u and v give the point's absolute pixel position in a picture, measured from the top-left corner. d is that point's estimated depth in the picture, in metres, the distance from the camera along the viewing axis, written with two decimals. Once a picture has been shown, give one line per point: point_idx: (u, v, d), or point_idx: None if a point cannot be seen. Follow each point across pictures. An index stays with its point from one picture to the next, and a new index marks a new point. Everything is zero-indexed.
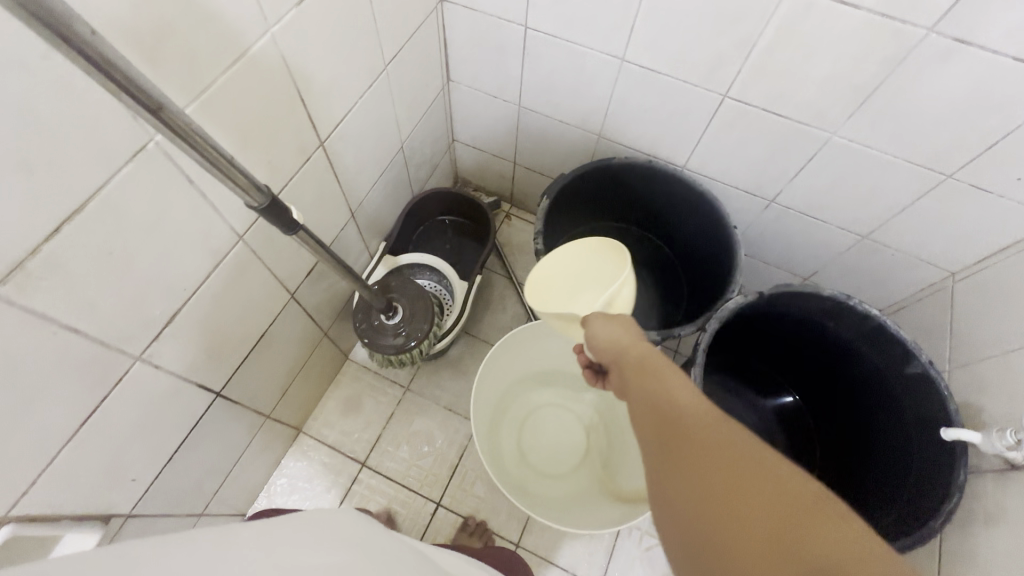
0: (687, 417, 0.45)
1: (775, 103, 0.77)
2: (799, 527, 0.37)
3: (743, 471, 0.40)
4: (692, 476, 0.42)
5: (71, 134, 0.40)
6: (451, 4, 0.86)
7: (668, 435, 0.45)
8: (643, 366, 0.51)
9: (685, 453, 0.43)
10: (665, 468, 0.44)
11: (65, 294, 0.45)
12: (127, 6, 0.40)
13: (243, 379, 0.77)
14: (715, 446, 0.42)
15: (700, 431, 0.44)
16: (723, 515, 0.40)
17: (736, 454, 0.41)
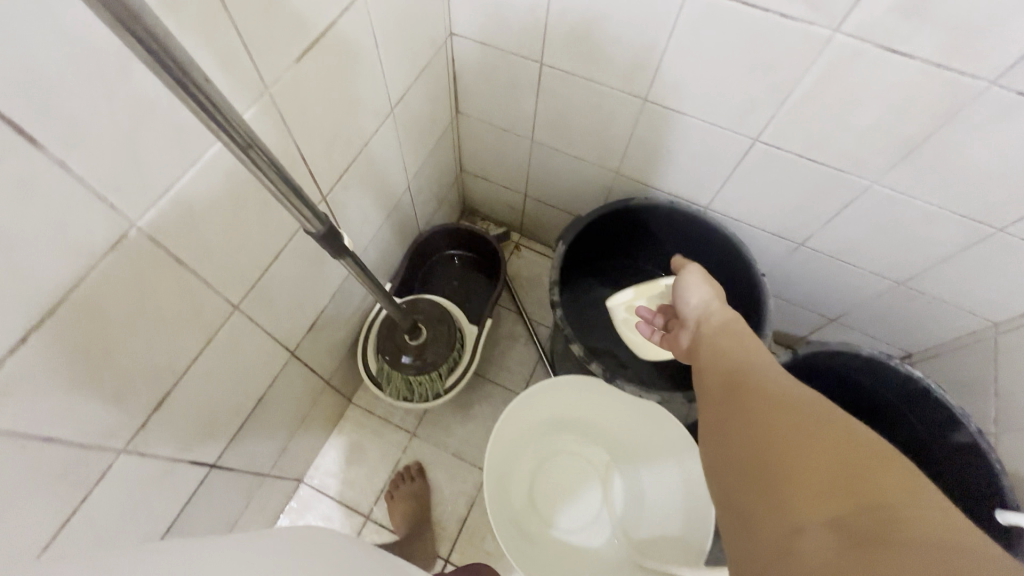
0: (769, 361, 0.45)
1: (811, 149, 0.71)
2: (866, 461, 0.33)
3: (820, 404, 0.38)
4: (754, 391, 0.42)
5: (38, 236, 0.35)
6: (461, 38, 0.81)
7: (744, 368, 0.45)
8: (738, 326, 0.53)
9: (755, 378, 0.43)
10: (728, 387, 0.45)
11: (33, 405, 0.40)
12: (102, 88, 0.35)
13: (240, 444, 0.72)
14: (792, 384, 0.41)
15: (781, 372, 0.43)
16: (777, 423, 0.37)
17: (812, 395, 0.39)
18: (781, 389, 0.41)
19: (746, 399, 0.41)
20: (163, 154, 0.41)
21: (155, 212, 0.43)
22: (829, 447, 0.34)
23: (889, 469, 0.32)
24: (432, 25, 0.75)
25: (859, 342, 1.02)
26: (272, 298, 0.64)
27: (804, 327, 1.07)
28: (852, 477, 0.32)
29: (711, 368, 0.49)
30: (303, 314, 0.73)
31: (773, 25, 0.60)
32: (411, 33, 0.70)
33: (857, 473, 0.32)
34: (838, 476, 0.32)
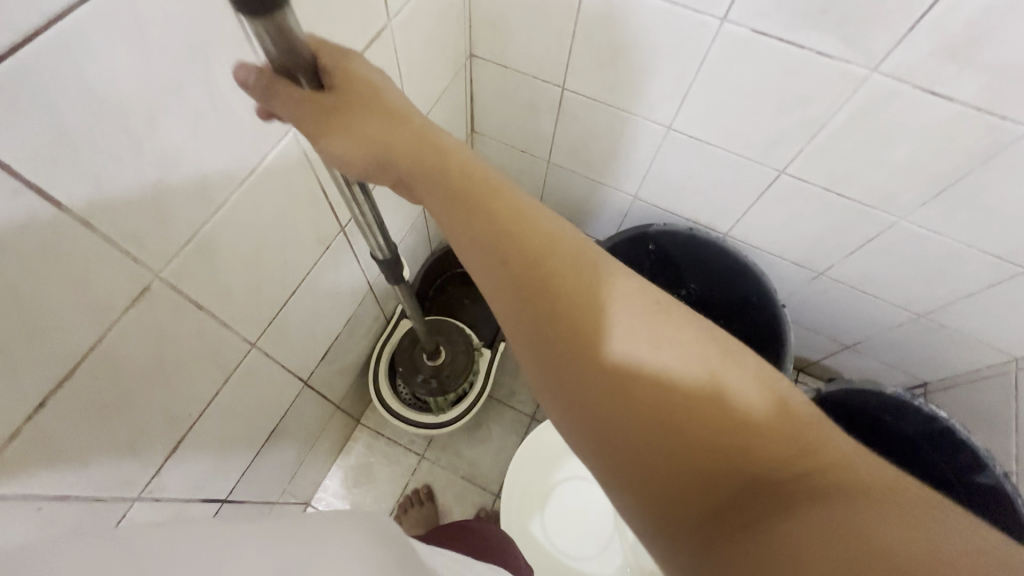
0: (569, 250, 0.36)
1: (838, 184, 0.70)
2: (761, 440, 0.31)
3: (661, 339, 0.33)
4: (584, 327, 0.34)
5: (60, 300, 0.33)
6: (481, 60, 0.79)
7: (543, 271, 0.35)
8: (482, 176, 0.38)
9: (577, 298, 0.35)
10: (539, 316, 0.35)
11: (47, 466, 0.38)
12: (131, 146, 0.33)
13: (252, 476, 0.70)
14: (617, 302, 0.35)
15: (590, 271, 0.35)
16: (634, 385, 0.33)
17: (645, 316, 0.34)
18: (613, 317, 0.34)
19: (579, 343, 0.34)
20: (186, 201, 0.39)
21: (178, 260, 0.41)
22: (730, 442, 0.31)
23: (755, 407, 0.32)
24: (453, 48, 0.73)
25: (874, 369, 1.01)
26: (288, 331, 0.62)
27: (819, 352, 1.06)
28: (770, 466, 0.30)
29: (494, 275, 0.36)
30: (317, 344, 0.71)
31: (808, 61, 0.58)
32: (433, 57, 0.68)
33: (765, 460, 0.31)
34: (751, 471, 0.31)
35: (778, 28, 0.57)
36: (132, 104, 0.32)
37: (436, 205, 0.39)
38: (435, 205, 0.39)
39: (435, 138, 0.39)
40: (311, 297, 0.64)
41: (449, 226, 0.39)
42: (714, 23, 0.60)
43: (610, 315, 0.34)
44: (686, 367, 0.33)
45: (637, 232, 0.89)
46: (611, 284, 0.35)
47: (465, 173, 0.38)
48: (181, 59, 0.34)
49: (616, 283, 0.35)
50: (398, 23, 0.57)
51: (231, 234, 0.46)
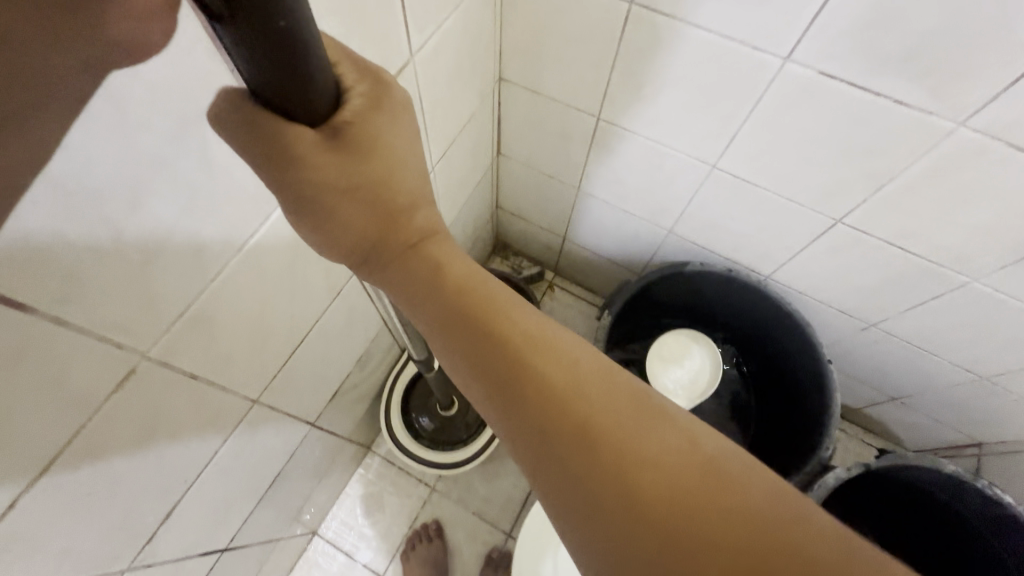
0: (592, 374, 0.32)
1: (903, 239, 0.63)
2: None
3: (707, 484, 0.29)
4: (625, 474, 0.29)
5: (29, 403, 0.30)
6: (510, 84, 0.73)
7: (570, 404, 0.31)
8: (490, 292, 0.34)
9: (609, 434, 0.30)
10: (570, 461, 0.30)
11: (26, 559, 0.36)
12: (110, 233, 0.29)
13: (255, 520, 0.68)
14: (654, 435, 0.30)
15: (618, 399, 0.32)
16: (653, 516, 0.28)
17: (681, 451, 0.30)
18: (645, 451, 0.30)
19: (621, 495, 0.29)
20: (178, 276, 0.36)
21: (170, 336, 0.37)
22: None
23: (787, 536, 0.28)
24: (482, 73, 0.67)
25: (922, 424, 0.93)
26: (295, 381, 0.59)
27: (861, 399, 0.98)
28: None
29: (508, 408, 0.32)
30: (326, 386, 0.68)
31: (883, 110, 0.51)
32: (460, 86, 0.63)
33: None
34: None
35: (850, 72, 0.50)
36: (110, 189, 0.28)
37: (434, 325, 0.35)
38: (430, 324, 0.35)
39: (430, 252, 0.34)
40: (320, 344, 0.60)
41: (457, 354, 0.34)
42: (775, 62, 0.53)
43: (650, 452, 0.30)
44: (704, 494, 0.29)
45: (671, 270, 0.84)
46: (641, 412, 0.31)
47: (461, 288, 0.34)
48: (169, 134, 0.30)
49: (648, 412, 0.32)
50: (422, 56, 0.52)
51: (232, 301, 0.42)
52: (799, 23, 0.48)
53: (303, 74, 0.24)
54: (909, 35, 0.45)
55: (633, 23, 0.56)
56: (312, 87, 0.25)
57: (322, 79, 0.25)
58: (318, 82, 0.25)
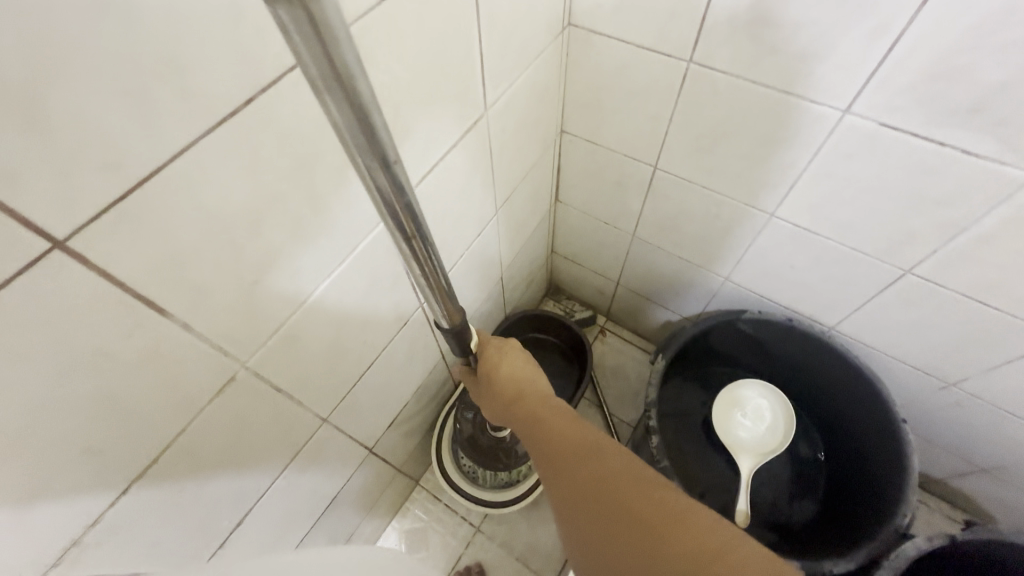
0: (611, 456, 0.45)
1: (983, 292, 0.60)
2: (659, 522, 0.40)
3: (706, 544, 0.39)
4: (648, 543, 0.40)
5: (149, 400, 0.34)
6: (572, 136, 0.78)
7: (605, 492, 0.43)
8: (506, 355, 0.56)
9: (638, 515, 0.41)
10: (615, 543, 0.42)
11: (122, 549, 0.39)
12: (232, 253, 0.34)
13: (309, 541, 0.70)
14: (666, 511, 0.41)
15: (636, 483, 0.43)
16: (580, 484, 0.45)
17: (599, 446, 0.46)
18: (579, 445, 0.46)
19: (647, 560, 0.40)
20: (277, 297, 0.40)
21: (264, 350, 0.42)
22: (635, 525, 0.41)
23: (652, 496, 0.42)
24: (545, 126, 0.73)
25: (1017, 502, 0.84)
26: (359, 405, 0.62)
27: (944, 469, 0.90)
28: (665, 541, 0.40)
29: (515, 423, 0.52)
30: (386, 415, 0.71)
31: (950, 159, 0.51)
32: (525, 137, 0.68)
33: (660, 537, 0.40)
34: (648, 544, 0.40)
35: (913, 123, 0.51)
36: (238, 217, 0.33)
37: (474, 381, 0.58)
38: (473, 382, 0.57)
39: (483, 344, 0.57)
40: (384, 371, 0.64)
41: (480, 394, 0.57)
42: (834, 114, 0.54)
43: (583, 444, 0.46)
44: (609, 466, 0.44)
45: (728, 317, 0.83)
46: (653, 490, 0.42)
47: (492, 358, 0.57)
48: (288, 172, 0.35)
49: (656, 487, 0.43)
50: (495, 111, 0.58)
51: (316, 323, 0.46)
52: (858, 77, 0.50)
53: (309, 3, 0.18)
54: (974, 88, 0.46)
55: (691, 79, 0.60)
56: (322, 29, 0.20)
57: (336, 31, 0.20)
58: (328, 25, 0.20)
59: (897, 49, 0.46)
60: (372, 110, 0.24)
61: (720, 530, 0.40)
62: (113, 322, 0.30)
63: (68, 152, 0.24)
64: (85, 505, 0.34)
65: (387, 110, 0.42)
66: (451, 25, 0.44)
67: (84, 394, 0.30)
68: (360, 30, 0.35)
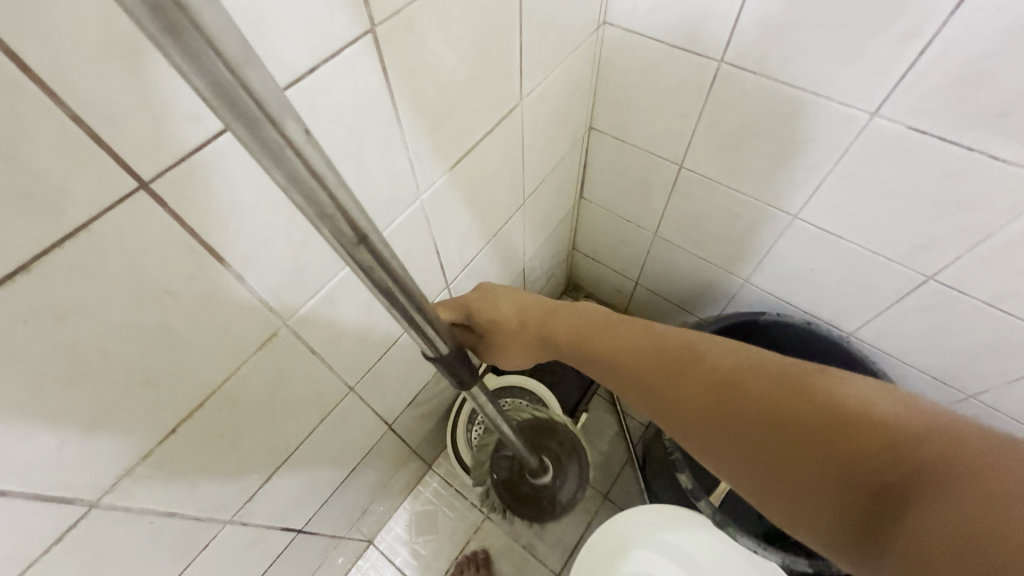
0: (728, 364, 0.40)
1: (1005, 301, 0.60)
2: (782, 399, 0.36)
3: (845, 409, 0.33)
4: (780, 426, 0.35)
5: (202, 344, 0.37)
6: (600, 133, 0.80)
7: (745, 406, 0.37)
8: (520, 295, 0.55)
9: (803, 446, 0.34)
10: (786, 476, 0.34)
11: (165, 486, 0.42)
12: (285, 212, 0.37)
13: (326, 509, 0.72)
14: (823, 404, 0.34)
15: (772, 404, 0.36)
16: (680, 382, 0.41)
17: (690, 346, 0.43)
18: (668, 351, 0.43)
19: (786, 444, 0.34)
20: (320, 259, 0.43)
21: (304, 310, 0.45)
22: (758, 408, 0.36)
23: (761, 374, 0.38)
24: (575, 121, 0.75)
25: None
26: (384, 378, 0.64)
27: None
28: (797, 417, 0.35)
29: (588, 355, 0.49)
30: (407, 391, 0.73)
31: (975, 164, 0.52)
32: (556, 130, 0.71)
33: (789, 415, 0.35)
34: (778, 424, 0.35)
35: (940, 127, 0.51)
36: None
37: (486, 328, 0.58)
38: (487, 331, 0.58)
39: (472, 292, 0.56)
40: (409, 347, 0.66)
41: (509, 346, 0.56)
42: (861, 117, 0.55)
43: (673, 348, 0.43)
44: (706, 357, 0.41)
45: (747, 318, 0.84)
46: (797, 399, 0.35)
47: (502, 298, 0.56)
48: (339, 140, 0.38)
49: (798, 394, 0.35)
50: (530, 101, 0.60)
51: (352, 289, 0.49)
52: (887, 80, 0.51)
53: (212, 37, 0.16)
54: (1001, 94, 0.46)
55: (721, 78, 0.62)
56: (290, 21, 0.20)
57: None
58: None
59: (926, 54, 0.48)
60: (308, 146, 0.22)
61: (897, 406, 0.33)
62: (180, 264, 0.32)
63: (159, 102, 0.26)
64: (139, 437, 0.37)
65: (432, 91, 0.45)
66: (495, 15, 0.46)
67: (147, 329, 0.33)
68: (413, 13, 0.38)
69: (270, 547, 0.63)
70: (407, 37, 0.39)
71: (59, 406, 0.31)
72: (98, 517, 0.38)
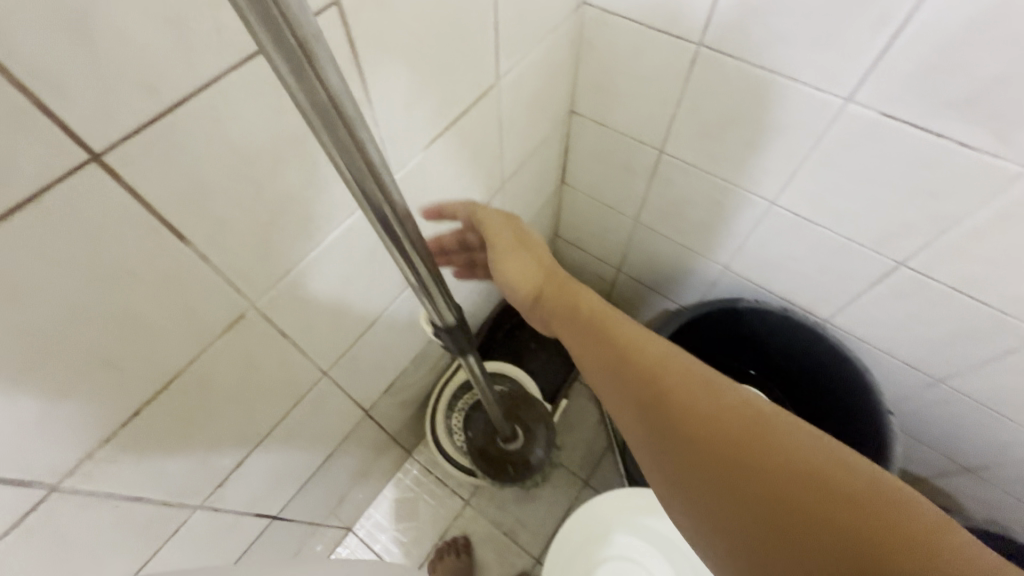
0: (743, 412, 0.38)
1: (973, 287, 0.62)
2: (792, 463, 0.35)
3: (848, 492, 0.33)
4: (779, 486, 0.35)
5: (165, 326, 0.36)
6: (581, 117, 0.80)
7: (750, 459, 0.36)
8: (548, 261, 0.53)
9: (799, 506, 0.34)
10: (762, 532, 0.35)
11: (130, 472, 0.41)
12: (249, 189, 0.36)
13: (303, 496, 0.72)
14: (830, 482, 0.34)
15: (780, 465, 0.35)
16: (681, 414, 0.39)
17: (705, 380, 0.40)
18: (681, 377, 0.41)
19: (778, 505, 0.34)
20: (289, 239, 0.42)
21: (273, 293, 0.44)
22: (763, 464, 0.36)
23: (779, 432, 0.37)
24: (556, 105, 0.74)
25: (999, 501, 0.86)
26: (361, 363, 0.64)
27: (929, 469, 0.92)
28: (798, 485, 0.34)
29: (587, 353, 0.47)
30: (385, 376, 0.73)
31: (947, 152, 0.53)
32: (536, 113, 0.70)
33: (794, 480, 0.34)
34: (779, 485, 0.35)
35: (913, 115, 0.52)
36: (259, 155, 0.35)
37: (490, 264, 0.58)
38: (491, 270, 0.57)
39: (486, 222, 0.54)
40: (386, 332, 0.65)
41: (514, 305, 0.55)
42: (838, 103, 0.56)
43: (686, 374, 0.41)
44: (722, 399, 0.39)
45: (725, 305, 0.85)
46: (810, 461, 0.35)
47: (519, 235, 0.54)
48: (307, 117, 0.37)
49: (823, 463, 0.35)
50: (508, 81, 0.59)
51: (324, 271, 0.48)
52: (862, 66, 0.51)
53: None
54: (971, 81, 0.47)
55: (701, 62, 0.61)
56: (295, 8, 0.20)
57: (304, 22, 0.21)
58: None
59: (900, 40, 0.48)
60: (329, 71, 0.24)
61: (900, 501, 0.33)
62: (139, 242, 0.31)
63: (108, 69, 0.25)
64: (100, 422, 0.36)
65: (404, 67, 0.43)
66: None
67: (104, 310, 0.32)
68: None
69: (245, 533, 0.62)
70: (377, 10, 0.38)
71: (10, 389, 0.29)
72: (59, 503, 0.37)
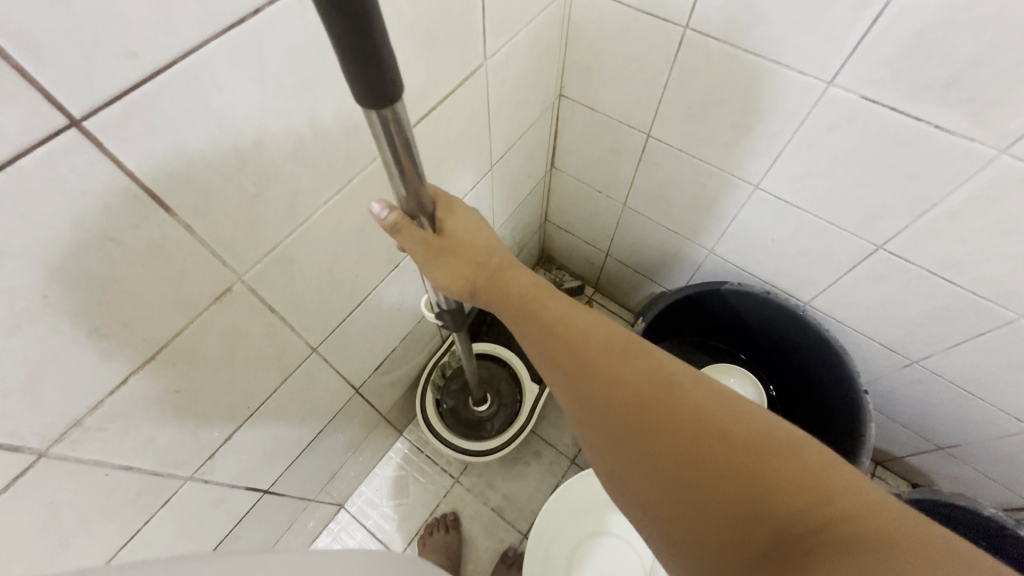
0: (670, 384, 0.38)
1: (948, 270, 0.63)
2: (717, 434, 0.35)
3: (768, 457, 0.33)
4: (704, 458, 0.35)
5: (150, 295, 0.37)
6: (569, 101, 0.80)
7: (676, 433, 0.36)
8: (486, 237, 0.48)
9: (724, 474, 0.34)
10: (693, 506, 0.35)
11: (118, 439, 0.42)
12: (233, 161, 0.36)
13: (294, 471, 0.73)
14: (754, 450, 0.34)
15: (704, 437, 0.35)
16: (614, 391, 0.39)
17: (637, 354, 0.40)
18: (611, 354, 0.40)
19: (704, 476, 0.34)
20: (274, 214, 0.42)
21: (260, 267, 0.44)
22: (688, 437, 0.35)
23: (703, 401, 0.37)
24: (544, 88, 0.75)
25: (971, 479, 0.89)
26: (349, 341, 0.65)
27: (904, 448, 0.95)
28: (722, 455, 0.34)
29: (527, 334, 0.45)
30: (374, 356, 0.74)
31: (923, 135, 0.54)
32: (524, 94, 0.70)
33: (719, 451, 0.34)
34: (706, 458, 0.34)
35: (891, 97, 0.53)
36: (243, 127, 0.35)
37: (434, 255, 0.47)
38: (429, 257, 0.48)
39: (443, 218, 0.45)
40: (375, 311, 0.66)
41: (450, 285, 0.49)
42: (820, 86, 0.56)
43: (616, 351, 0.40)
44: (650, 372, 0.39)
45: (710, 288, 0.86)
46: (756, 440, 0.34)
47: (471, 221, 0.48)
48: (291, 90, 0.37)
49: (743, 429, 0.35)
50: (494, 62, 0.59)
51: (310, 247, 0.48)
52: (842, 49, 0.52)
53: None
54: (946, 65, 0.48)
55: (686, 45, 0.62)
56: None
57: None
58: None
59: (879, 23, 0.49)
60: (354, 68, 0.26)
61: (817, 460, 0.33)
62: (123, 210, 0.32)
63: (89, 35, 0.26)
64: (87, 388, 0.37)
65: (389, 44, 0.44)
66: None
67: (89, 276, 0.32)
68: None
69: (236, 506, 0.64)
70: None
71: None
72: (50, 467, 0.38)
